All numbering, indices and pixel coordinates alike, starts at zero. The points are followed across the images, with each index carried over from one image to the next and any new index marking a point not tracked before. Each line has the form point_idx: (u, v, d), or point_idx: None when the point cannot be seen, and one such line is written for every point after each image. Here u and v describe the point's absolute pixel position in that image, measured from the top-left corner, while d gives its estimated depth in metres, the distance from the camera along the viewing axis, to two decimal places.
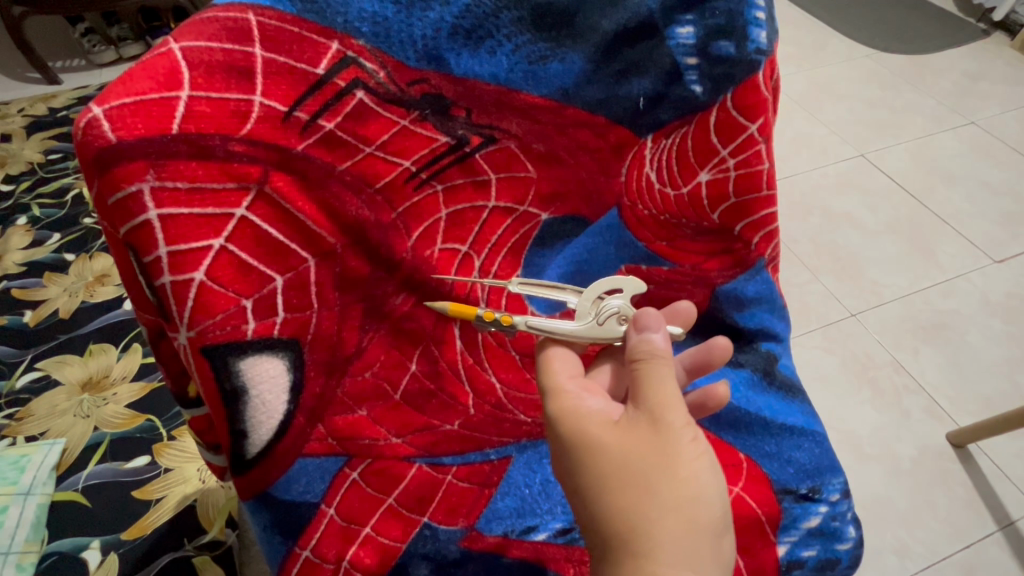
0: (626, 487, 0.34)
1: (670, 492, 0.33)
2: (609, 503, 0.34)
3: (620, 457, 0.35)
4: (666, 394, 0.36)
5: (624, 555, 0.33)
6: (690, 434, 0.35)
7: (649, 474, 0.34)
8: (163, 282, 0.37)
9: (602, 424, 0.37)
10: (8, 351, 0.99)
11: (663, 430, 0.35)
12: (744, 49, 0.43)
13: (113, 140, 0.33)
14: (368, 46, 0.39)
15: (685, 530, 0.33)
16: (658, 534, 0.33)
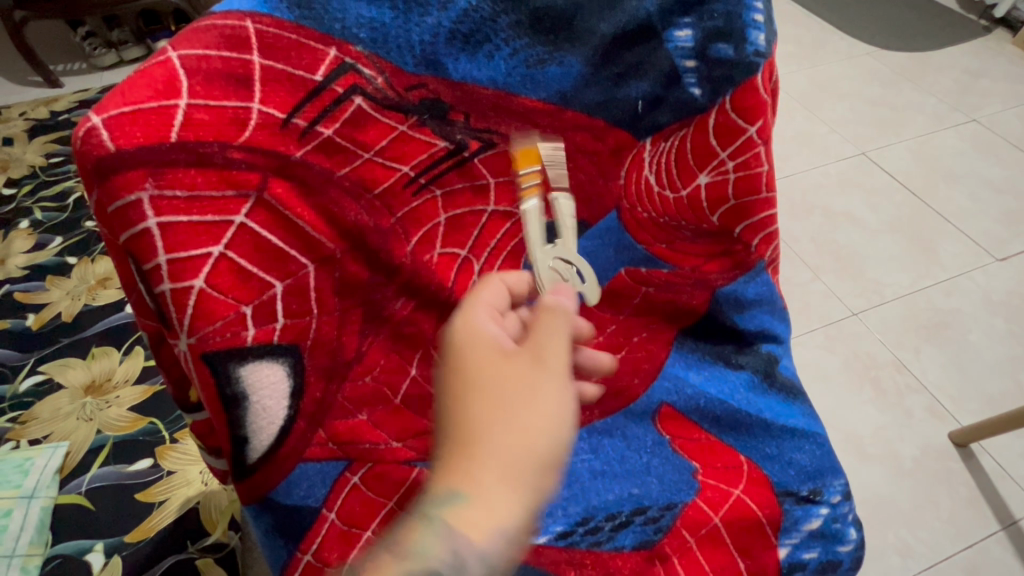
0: (486, 397, 0.36)
1: (525, 414, 0.36)
2: (468, 418, 0.36)
3: (494, 371, 0.37)
4: (557, 344, 0.39)
5: (463, 462, 0.35)
6: (568, 381, 0.39)
7: (512, 393, 0.37)
8: (162, 290, 0.37)
9: (492, 352, 0.38)
10: (10, 355, 0.99)
11: (543, 367, 0.38)
12: (742, 51, 0.42)
13: (112, 149, 0.33)
14: (366, 52, 0.39)
15: (523, 452, 0.35)
16: (496, 456, 0.35)
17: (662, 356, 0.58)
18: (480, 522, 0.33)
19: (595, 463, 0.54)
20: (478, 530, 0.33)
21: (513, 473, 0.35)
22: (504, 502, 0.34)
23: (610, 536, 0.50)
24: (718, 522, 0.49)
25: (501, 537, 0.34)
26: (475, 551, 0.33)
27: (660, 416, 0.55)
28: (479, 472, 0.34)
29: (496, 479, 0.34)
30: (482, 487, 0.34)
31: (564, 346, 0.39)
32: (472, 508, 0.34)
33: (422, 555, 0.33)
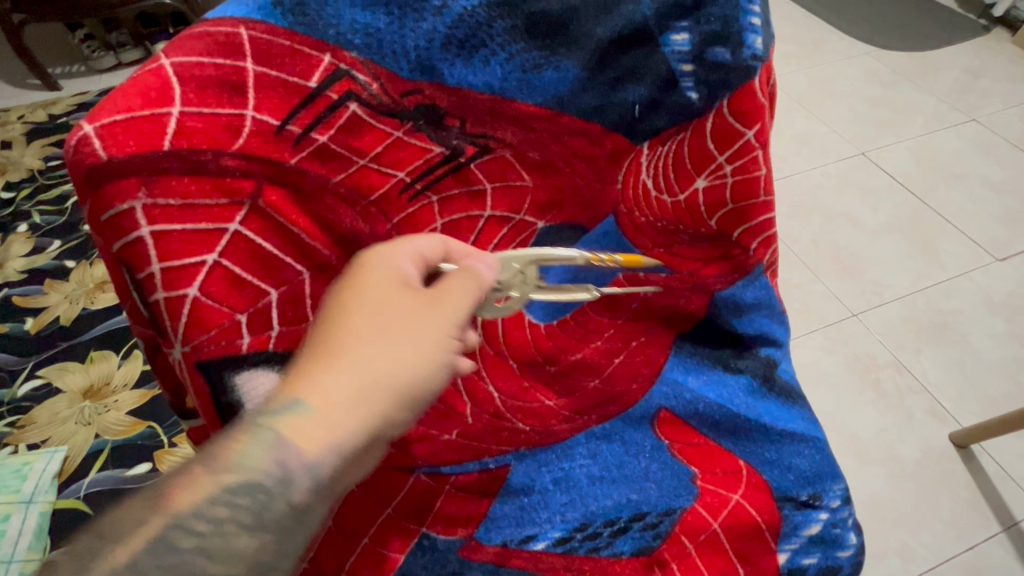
0: (366, 327, 0.38)
1: (394, 350, 0.38)
2: (347, 332, 0.38)
3: (381, 304, 0.39)
4: (463, 299, 0.41)
5: (325, 370, 0.37)
6: (452, 331, 0.41)
7: (389, 328, 0.39)
8: (157, 299, 0.38)
9: (397, 285, 0.40)
10: (9, 359, 0.99)
11: (432, 311, 0.40)
12: (739, 56, 0.42)
13: (104, 158, 0.33)
14: (361, 59, 0.38)
15: (382, 384, 0.37)
16: (356, 376, 0.37)
17: (661, 360, 0.57)
18: (315, 435, 0.35)
19: (594, 469, 0.53)
20: (313, 445, 0.35)
21: (367, 399, 0.37)
22: (350, 416, 0.36)
23: (608, 542, 0.49)
24: (718, 528, 0.49)
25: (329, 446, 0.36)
26: (304, 462, 0.35)
27: (658, 421, 0.55)
28: (333, 390, 0.36)
29: (348, 399, 0.36)
30: (331, 405, 0.36)
31: (468, 301, 0.41)
32: (313, 419, 0.35)
33: (249, 454, 0.34)
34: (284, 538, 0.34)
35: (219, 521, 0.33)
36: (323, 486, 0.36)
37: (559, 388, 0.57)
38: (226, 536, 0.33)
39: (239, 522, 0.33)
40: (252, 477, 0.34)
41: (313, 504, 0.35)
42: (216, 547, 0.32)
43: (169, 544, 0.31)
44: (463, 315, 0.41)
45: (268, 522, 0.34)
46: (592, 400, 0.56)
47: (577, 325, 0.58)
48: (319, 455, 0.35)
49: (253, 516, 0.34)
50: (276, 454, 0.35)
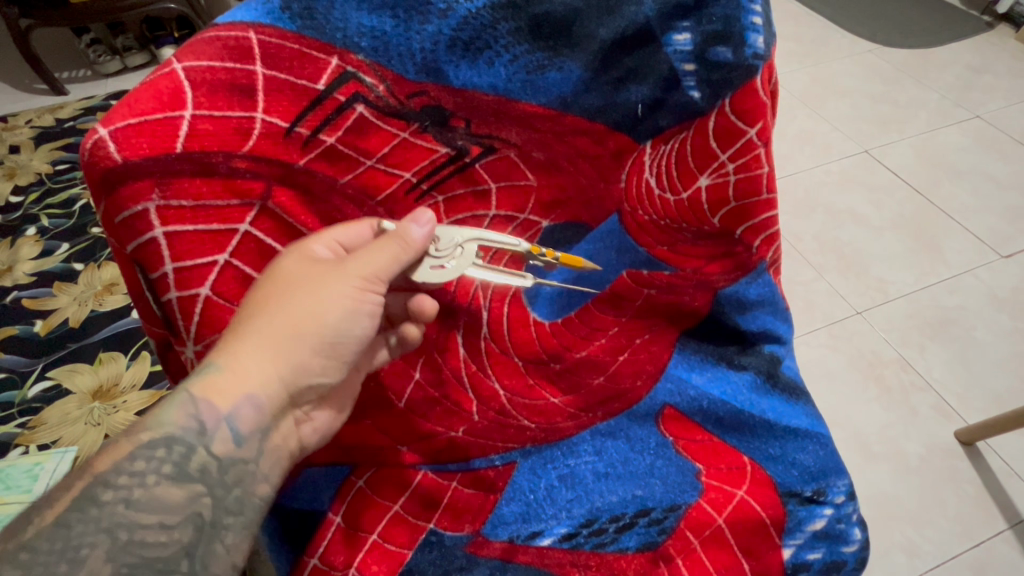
0: (268, 292, 0.40)
1: (301, 313, 0.41)
2: (254, 296, 0.40)
3: (286, 271, 0.41)
4: (370, 259, 0.42)
5: (232, 334, 0.40)
6: (361, 288, 0.43)
7: (295, 291, 0.41)
8: (169, 298, 0.39)
9: (306, 255, 0.41)
10: (19, 360, 1.00)
11: (336, 273, 0.42)
12: (740, 55, 0.42)
13: (118, 161, 0.34)
14: (368, 61, 0.39)
15: (288, 344, 0.41)
16: (263, 334, 0.40)
17: (664, 357, 0.58)
18: (224, 389, 0.38)
19: (598, 465, 0.54)
20: (224, 398, 0.38)
21: (274, 359, 0.40)
22: (259, 370, 0.40)
23: (614, 538, 0.50)
24: (722, 524, 0.49)
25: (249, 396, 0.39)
26: (220, 416, 0.38)
27: (664, 418, 0.56)
28: (238, 351, 0.39)
29: (256, 355, 0.40)
30: (238, 364, 0.39)
31: (380, 260, 0.42)
32: (222, 377, 0.39)
33: (166, 414, 0.38)
34: (210, 486, 0.37)
35: (139, 473, 0.36)
36: (241, 437, 0.39)
37: (564, 385, 0.57)
38: (148, 487, 0.36)
39: (161, 472, 0.36)
40: (169, 432, 0.37)
41: (235, 452, 0.39)
42: (137, 496, 0.35)
43: (92, 499, 0.34)
44: (372, 273, 0.42)
45: (190, 470, 0.37)
46: (597, 397, 0.57)
47: (582, 323, 0.58)
48: (233, 410, 0.39)
49: (176, 467, 0.37)
50: (190, 410, 0.38)
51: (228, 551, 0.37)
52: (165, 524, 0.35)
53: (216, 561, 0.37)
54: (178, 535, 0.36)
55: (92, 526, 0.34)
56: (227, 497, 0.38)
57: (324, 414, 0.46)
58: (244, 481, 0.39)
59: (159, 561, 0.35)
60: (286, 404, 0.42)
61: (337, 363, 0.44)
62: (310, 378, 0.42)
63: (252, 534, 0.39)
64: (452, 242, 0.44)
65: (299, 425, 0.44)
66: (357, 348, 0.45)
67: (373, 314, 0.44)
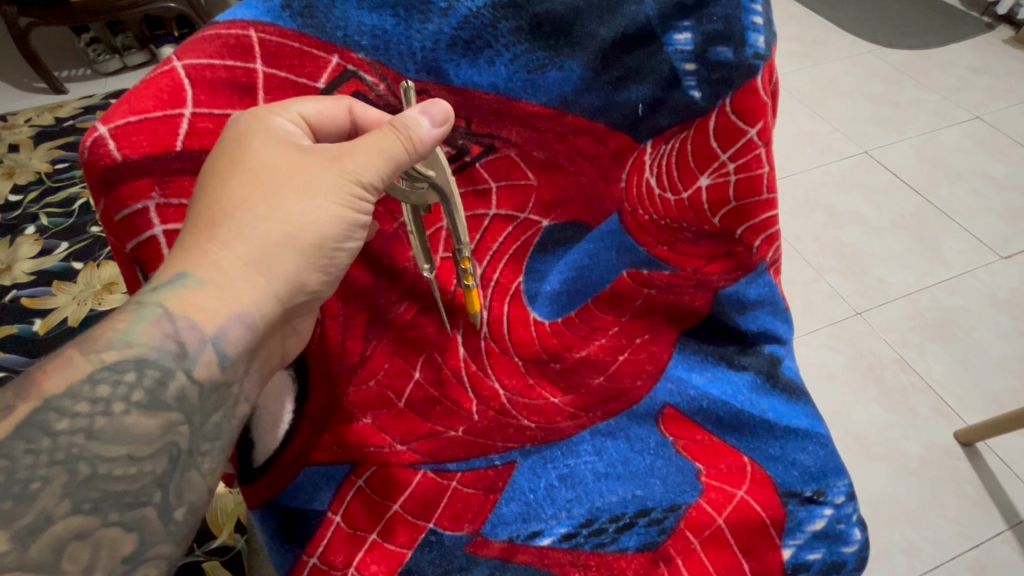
0: (250, 197, 0.37)
1: (291, 220, 0.38)
2: (229, 197, 0.37)
3: (273, 168, 0.38)
4: (363, 159, 0.39)
5: (209, 241, 0.36)
6: (354, 197, 0.40)
7: (285, 193, 0.38)
8: None
9: (286, 150, 0.38)
10: (19, 359, 1.01)
11: (326, 174, 0.39)
12: (741, 54, 0.42)
13: (118, 159, 0.35)
14: (368, 59, 0.40)
15: (278, 254, 0.38)
16: (247, 242, 0.37)
17: (664, 357, 0.58)
18: (209, 306, 0.36)
19: (598, 465, 0.54)
20: (210, 318, 0.36)
21: (262, 270, 0.38)
22: (247, 281, 0.37)
23: (614, 538, 0.50)
24: (722, 524, 0.49)
25: (236, 310, 0.37)
26: (204, 335, 0.36)
27: (664, 417, 0.56)
28: (221, 263, 0.37)
29: (240, 267, 0.37)
30: (220, 276, 0.36)
31: (377, 167, 0.39)
32: (204, 291, 0.36)
33: (137, 332, 0.35)
34: (188, 413, 0.35)
35: (102, 399, 0.33)
36: (227, 358, 0.37)
37: (564, 385, 0.57)
38: (113, 415, 0.33)
39: (130, 399, 0.34)
40: (143, 354, 0.34)
41: (219, 375, 0.37)
42: (99, 427, 0.33)
43: (43, 427, 0.32)
44: (366, 175, 0.39)
45: (166, 398, 0.35)
46: (597, 397, 0.57)
47: (582, 323, 0.58)
48: (219, 329, 0.37)
49: (148, 394, 0.34)
50: (166, 328, 0.35)
51: (205, 477, 0.37)
52: (135, 456, 0.33)
53: (192, 489, 0.36)
54: (150, 467, 0.34)
55: (44, 460, 0.32)
56: (206, 423, 0.37)
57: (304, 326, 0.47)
58: (225, 405, 0.38)
59: (127, 494, 0.33)
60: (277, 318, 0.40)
61: (328, 275, 0.42)
62: (302, 290, 0.41)
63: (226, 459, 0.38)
64: (424, 179, 0.44)
65: (282, 341, 0.45)
66: (348, 257, 0.43)
67: (365, 223, 0.42)
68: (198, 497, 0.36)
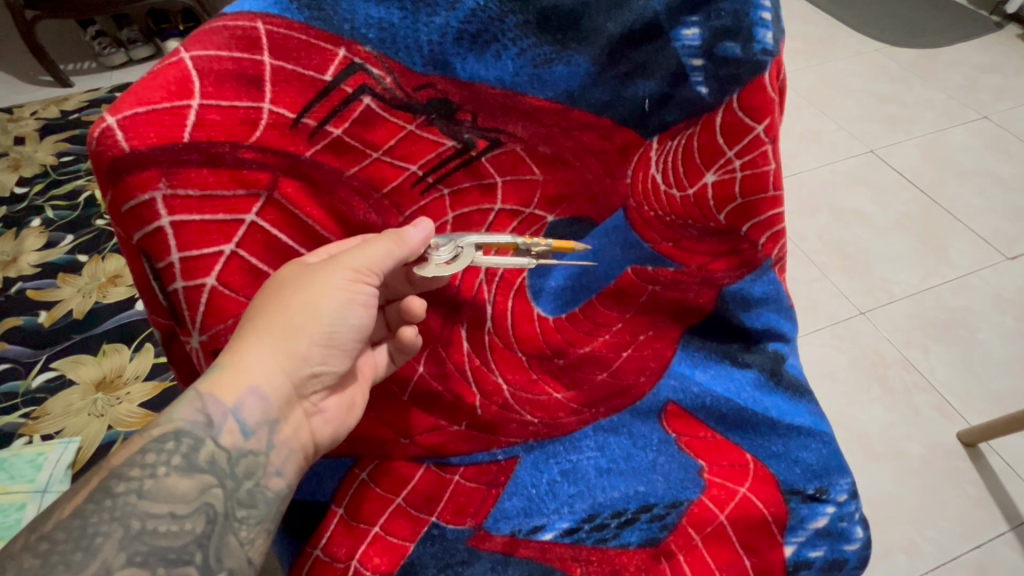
0: (263, 293, 0.41)
1: (300, 308, 0.41)
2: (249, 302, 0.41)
3: (282, 276, 0.41)
4: (363, 252, 0.42)
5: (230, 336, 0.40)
6: (356, 280, 0.43)
7: (291, 287, 0.41)
8: (175, 288, 0.39)
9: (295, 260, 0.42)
10: (24, 351, 1.02)
11: (330, 266, 0.42)
12: (750, 50, 0.42)
13: (125, 149, 0.34)
14: (375, 53, 0.39)
15: (290, 336, 0.41)
16: (262, 329, 0.40)
17: (668, 354, 0.58)
18: (229, 383, 0.39)
19: (601, 461, 0.54)
20: (230, 391, 0.38)
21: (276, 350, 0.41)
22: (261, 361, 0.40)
23: (616, 533, 0.50)
24: (724, 520, 0.49)
25: (253, 387, 0.39)
26: (226, 406, 0.38)
27: (666, 414, 0.56)
28: (242, 348, 0.40)
29: (256, 350, 0.40)
30: (241, 359, 0.40)
31: (379, 251, 0.42)
32: (225, 373, 0.39)
33: (174, 410, 0.37)
34: (220, 477, 0.37)
35: (150, 464, 0.35)
36: (248, 426, 0.39)
37: (567, 381, 0.58)
38: (158, 477, 0.35)
39: (170, 463, 0.36)
40: (178, 426, 0.37)
41: (243, 444, 0.38)
42: (148, 487, 0.34)
43: (105, 490, 0.34)
44: (365, 265, 0.42)
45: (199, 462, 0.36)
46: (600, 393, 0.57)
47: (586, 319, 0.58)
48: (238, 400, 0.39)
49: (184, 458, 0.36)
50: (197, 405, 0.38)
51: (243, 545, 0.37)
52: (177, 514, 0.34)
53: (231, 555, 0.36)
54: (190, 525, 0.35)
55: (106, 516, 0.33)
56: (239, 489, 0.37)
57: (333, 406, 0.46)
58: (255, 474, 0.38)
59: (171, 550, 0.34)
60: (291, 397, 0.42)
61: (337, 352, 0.45)
62: (312, 367, 0.43)
63: (266, 529, 0.38)
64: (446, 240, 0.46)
65: (309, 419, 0.44)
66: (355, 337, 0.45)
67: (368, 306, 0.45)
68: (237, 564, 0.36)
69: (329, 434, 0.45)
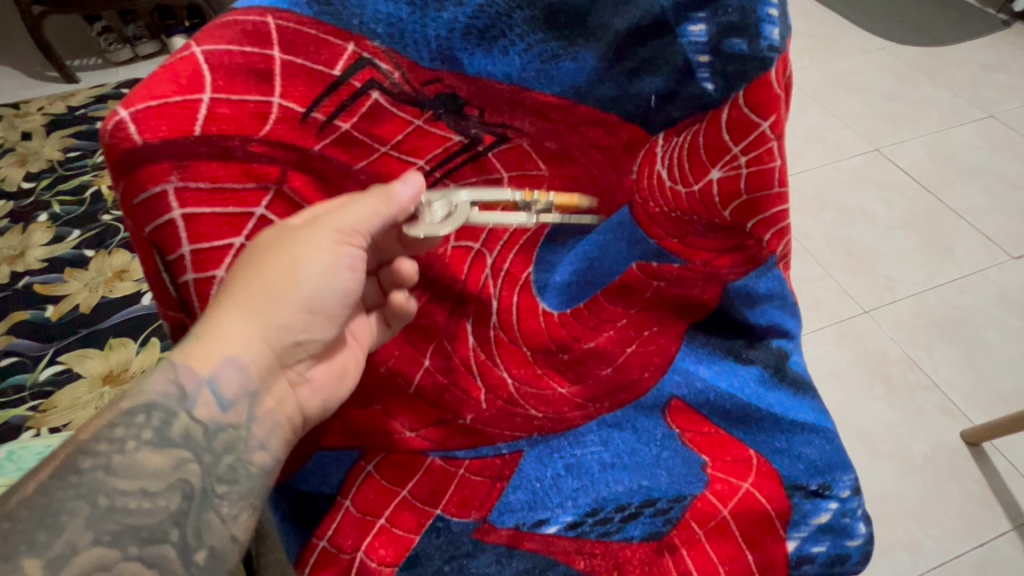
0: (241, 260, 0.40)
1: (279, 275, 0.41)
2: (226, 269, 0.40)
3: (260, 241, 0.40)
4: (347, 212, 0.41)
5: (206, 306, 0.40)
6: (340, 242, 0.42)
7: (270, 253, 0.40)
8: (186, 280, 0.40)
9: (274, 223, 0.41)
10: (31, 344, 1.03)
11: (312, 229, 0.41)
12: (756, 46, 0.42)
13: (138, 142, 0.35)
14: (383, 48, 0.39)
15: (268, 303, 0.41)
16: (238, 297, 0.40)
17: (672, 350, 0.58)
18: (206, 353, 0.39)
19: (605, 455, 0.54)
20: (207, 361, 0.38)
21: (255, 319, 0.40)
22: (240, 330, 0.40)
23: (619, 527, 0.50)
24: (727, 515, 0.50)
25: (230, 356, 0.39)
26: (201, 377, 0.38)
27: (670, 409, 0.56)
28: (220, 317, 0.40)
29: (234, 319, 0.40)
30: (218, 327, 0.39)
31: (364, 213, 0.41)
32: (202, 342, 0.39)
33: (148, 380, 0.37)
34: (196, 451, 0.37)
35: (118, 439, 0.35)
36: (225, 398, 0.39)
37: (572, 376, 0.58)
38: (127, 452, 0.35)
39: (141, 438, 0.35)
40: (150, 398, 0.37)
41: (221, 416, 0.39)
42: (117, 463, 0.34)
43: (72, 467, 0.33)
44: (349, 227, 0.41)
45: (173, 436, 0.37)
46: (605, 388, 0.57)
47: (591, 314, 0.58)
48: (214, 371, 0.39)
49: (156, 432, 0.36)
50: (171, 376, 0.38)
51: (225, 522, 0.37)
52: (148, 490, 0.35)
53: (212, 532, 0.36)
54: (164, 502, 0.35)
55: (72, 492, 0.33)
56: (218, 464, 0.38)
57: (317, 374, 0.46)
58: (235, 448, 0.39)
59: (144, 529, 0.34)
60: (272, 365, 0.42)
61: (320, 320, 0.44)
62: (294, 335, 0.43)
63: (250, 505, 0.38)
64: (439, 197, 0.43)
65: (293, 387, 0.45)
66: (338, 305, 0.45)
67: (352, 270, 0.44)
68: (219, 542, 0.37)
69: (315, 403, 0.46)
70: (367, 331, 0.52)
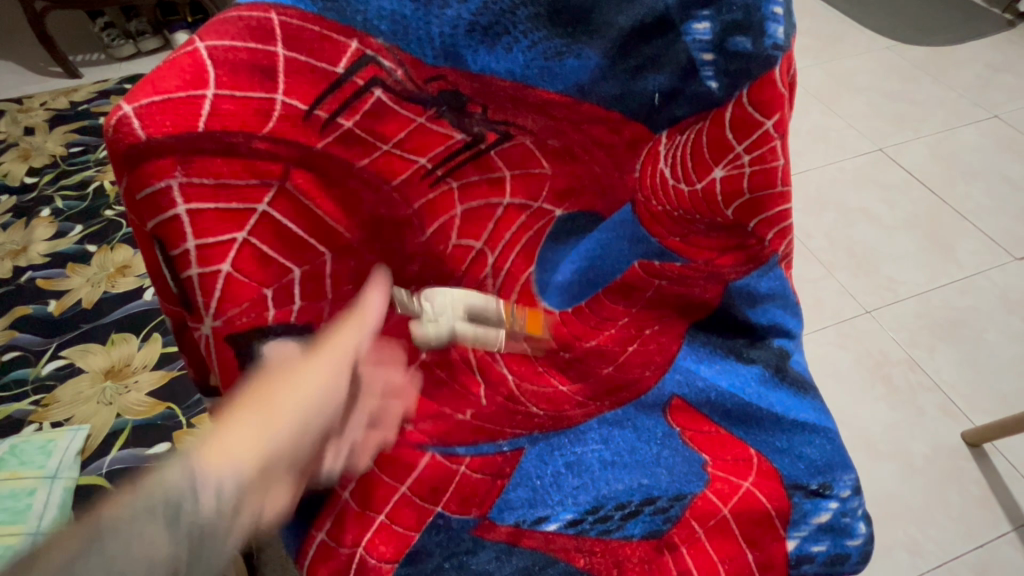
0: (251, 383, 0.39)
1: (289, 392, 0.39)
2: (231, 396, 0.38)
3: (271, 372, 0.40)
4: (341, 339, 0.44)
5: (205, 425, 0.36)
6: (344, 371, 0.43)
7: (279, 377, 0.40)
8: (189, 274, 0.39)
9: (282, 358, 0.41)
10: (34, 338, 1.03)
11: (320, 356, 0.42)
12: (760, 45, 0.42)
13: (142, 138, 0.35)
14: (387, 45, 0.39)
15: (278, 413, 0.38)
16: (247, 408, 0.37)
17: (673, 348, 0.58)
18: (214, 457, 0.34)
19: (605, 454, 0.54)
20: (215, 462, 0.34)
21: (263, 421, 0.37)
22: (252, 433, 0.36)
23: (620, 525, 0.50)
24: (727, 514, 0.50)
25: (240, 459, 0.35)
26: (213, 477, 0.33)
27: (671, 408, 0.56)
28: (222, 429, 0.35)
29: (244, 423, 0.36)
30: (221, 436, 0.35)
31: (347, 336, 0.44)
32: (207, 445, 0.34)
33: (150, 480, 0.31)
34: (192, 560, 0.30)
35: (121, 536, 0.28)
36: (231, 505, 0.33)
37: (574, 374, 0.58)
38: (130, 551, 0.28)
39: (147, 535, 0.29)
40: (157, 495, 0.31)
41: (224, 523, 0.33)
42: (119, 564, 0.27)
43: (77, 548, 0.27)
44: (351, 353, 0.43)
45: (178, 537, 0.30)
46: (605, 387, 0.58)
47: (592, 313, 0.59)
48: (221, 474, 0.33)
49: (162, 532, 0.29)
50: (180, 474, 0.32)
51: None
52: None
53: None
54: None
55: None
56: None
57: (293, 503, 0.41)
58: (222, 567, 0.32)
59: None
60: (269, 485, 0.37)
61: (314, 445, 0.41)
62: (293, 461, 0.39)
63: None
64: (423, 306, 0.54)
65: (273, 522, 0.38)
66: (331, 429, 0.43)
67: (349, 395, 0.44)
68: None
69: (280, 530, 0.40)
70: (358, 471, 0.50)
